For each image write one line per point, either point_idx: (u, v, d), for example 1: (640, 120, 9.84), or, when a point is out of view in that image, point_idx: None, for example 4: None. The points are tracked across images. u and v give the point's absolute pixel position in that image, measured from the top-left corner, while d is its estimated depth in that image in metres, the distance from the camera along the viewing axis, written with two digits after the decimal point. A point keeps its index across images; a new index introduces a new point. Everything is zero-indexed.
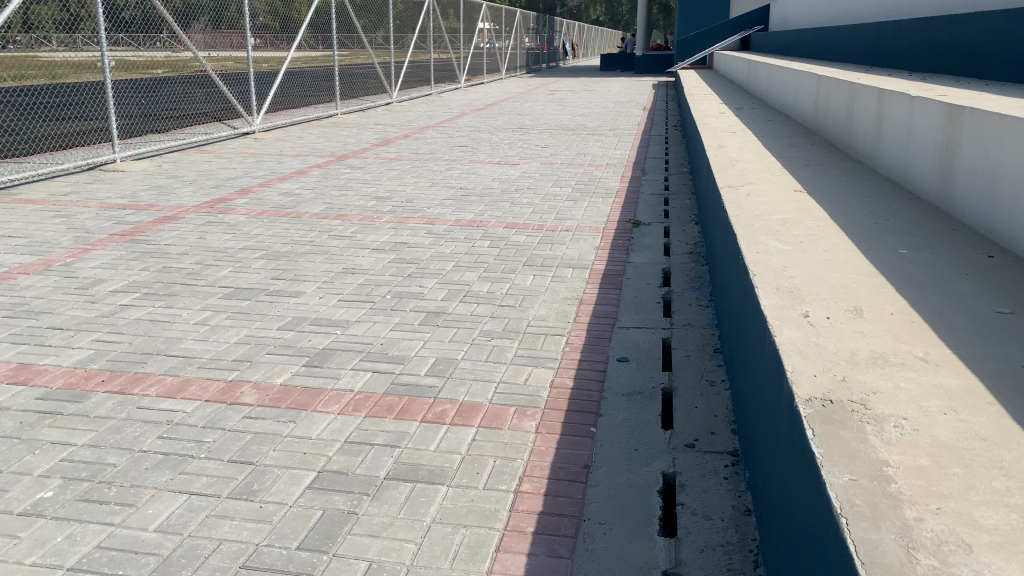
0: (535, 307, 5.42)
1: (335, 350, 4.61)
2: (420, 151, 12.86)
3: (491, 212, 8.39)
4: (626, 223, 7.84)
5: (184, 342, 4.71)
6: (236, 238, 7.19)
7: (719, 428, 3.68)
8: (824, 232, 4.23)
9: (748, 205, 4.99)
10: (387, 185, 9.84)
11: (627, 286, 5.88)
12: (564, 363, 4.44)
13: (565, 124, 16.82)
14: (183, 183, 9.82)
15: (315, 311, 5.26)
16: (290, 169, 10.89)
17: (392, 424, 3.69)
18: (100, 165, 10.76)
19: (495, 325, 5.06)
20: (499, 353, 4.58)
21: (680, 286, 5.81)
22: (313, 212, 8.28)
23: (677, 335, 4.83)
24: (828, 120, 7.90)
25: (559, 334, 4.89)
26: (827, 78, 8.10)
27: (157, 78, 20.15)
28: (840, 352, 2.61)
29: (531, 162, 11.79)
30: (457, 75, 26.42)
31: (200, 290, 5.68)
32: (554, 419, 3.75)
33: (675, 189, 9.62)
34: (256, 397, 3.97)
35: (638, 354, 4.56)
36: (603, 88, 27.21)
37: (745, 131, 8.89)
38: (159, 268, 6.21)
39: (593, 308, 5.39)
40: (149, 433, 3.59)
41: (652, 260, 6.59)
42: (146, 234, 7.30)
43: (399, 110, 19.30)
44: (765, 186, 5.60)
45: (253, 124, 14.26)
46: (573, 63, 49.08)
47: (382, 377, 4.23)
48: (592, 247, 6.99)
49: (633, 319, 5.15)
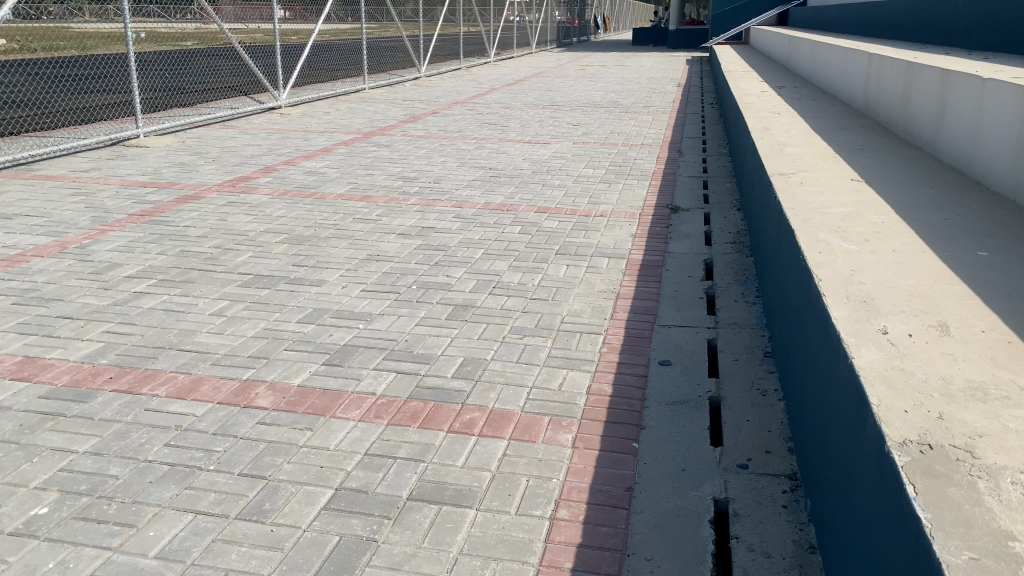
0: (569, 301, 5.10)
1: (357, 346, 4.32)
2: (448, 128, 12.53)
3: (521, 195, 8.05)
4: (664, 209, 7.48)
5: (199, 335, 4.45)
6: (256, 220, 6.93)
7: (774, 447, 3.36)
8: (891, 229, 3.85)
9: (803, 196, 4.61)
10: (414, 164, 9.54)
11: (666, 278, 5.54)
12: (602, 366, 4.13)
13: (597, 101, 16.38)
14: (206, 160, 9.59)
15: (337, 302, 4.98)
16: (315, 147, 10.61)
17: (416, 434, 3.40)
18: (123, 140, 10.56)
19: (527, 321, 4.75)
20: (532, 353, 4.28)
21: (724, 280, 5.45)
22: (337, 193, 8.00)
23: (723, 336, 4.49)
24: (881, 102, 7.45)
25: (596, 333, 4.57)
26: (880, 56, 7.62)
27: (185, 50, 19.97)
28: (931, 380, 2.26)
29: (563, 141, 11.42)
30: (487, 49, 25.96)
31: (218, 277, 5.43)
32: (591, 432, 3.45)
33: (714, 171, 9.20)
34: (271, 400, 3.69)
35: (682, 358, 4.23)
36: (636, 63, 26.61)
37: (790, 112, 8.44)
38: (177, 252, 5.97)
39: (632, 303, 5.06)
40: (155, 440, 3.34)
41: (693, 249, 6.23)
42: (165, 215, 7.06)
43: (427, 84, 18.94)
44: (819, 174, 5.21)
45: (279, 99, 14.01)
46: (604, 36, 48.19)
47: (406, 379, 3.93)
48: (628, 234, 6.65)
49: (675, 316, 4.82)
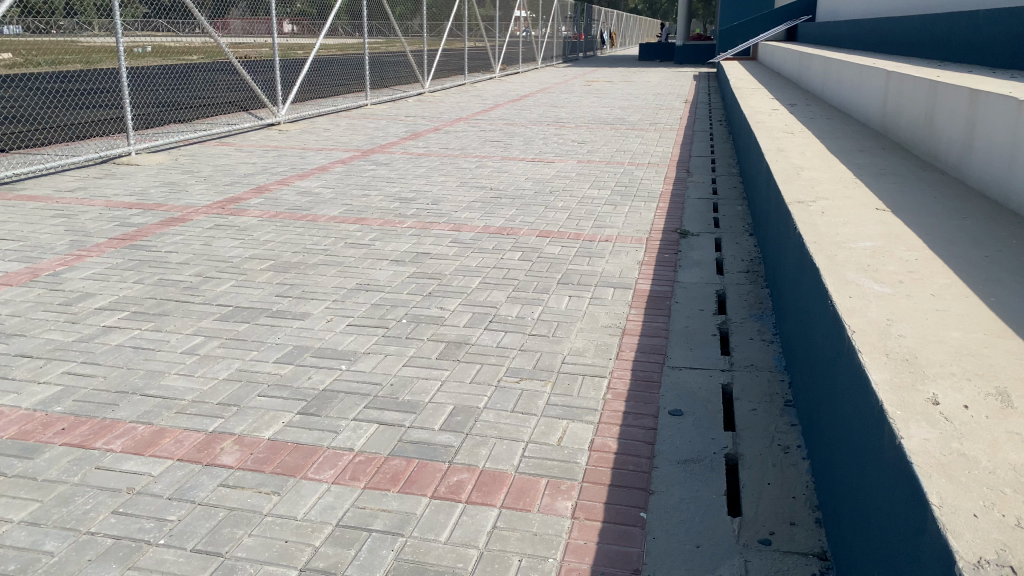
0: (571, 338, 4.71)
1: (337, 392, 3.94)
2: (450, 146, 12.21)
3: (523, 217, 7.70)
4: (672, 233, 7.13)
5: (166, 377, 4.09)
6: (243, 244, 6.58)
7: (799, 517, 2.98)
8: (927, 268, 3.48)
9: (825, 227, 4.23)
10: (412, 184, 9.21)
11: (676, 312, 5.16)
12: (605, 416, 3.75)
13: (603, 117, 16.06)
14: (197, 180, 9.26)
15: (319, 339, 4.61)
16: (311, 165, 10.30)
17: (396, 501, 3.03)
18: (115, 158, 10.26)
19: (524, 361, 4.37)
20: (529, 401, 3.89)
21: (737, 315, 5.07)
22: (330, 215, 7.65)
23: (738, 381, 4.12)
24: (901, 124, 7.09)
25: (599, 376, 4.18)
26: (899, 74, 7.27)
27: (187, 65, 19.76)
28: (1000, 472, 1.89)
29: (567, 159, 11.07)
30: (492, 64, 25.69)
31: (195, 309, 5.07)
32: (594, 499, 3.07)
33: (724, 193, 8.84)
34: (237, 457, 3.32)
35: (694, 407, 3.84)
36: (642, 78, 26.32)
37: (804, 132, 8.08)
38: (155, 281, 5.62)
39: (638, 340, 4.68)
40: (102, 506, 2.96)
41: (704, 279, 5.85)
42: (147, 239, 6.72)
43: (430, 100, 18.66)
44: (840, 202, 4.84)
45: (278, 115, 13.71)
46: (611, 52, 48.04)
47: (389, 431, 3.55)
48: (635, 262, 6.28)
49: (685, 357, 4.44)
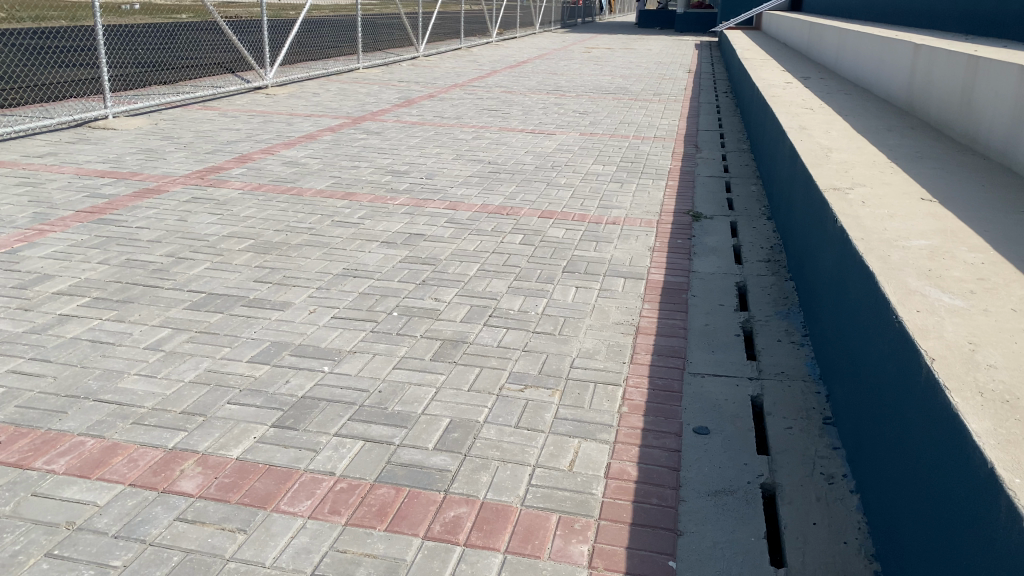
0: (580, 337, 4.25)
1: (318, 400, 3.47)
2: (445, 114, 11.64)
3: (524, 195, 7.20)
4: (683, 215, 6.66)
5: (124, 379, 3.61)
6: (221, 220, 6.08)
7: (854, 570, 2.57)
8: (997, 274, 3.03)
9: (870, 221, 3.76)
10: (405, 155, 8.68)
11: (693, 307, 4.70)
12: (623, 434, 3.31)
13: (605, 87, 15.47)
14: (176, 146, 8.71)
15: (300, 335, 4.13)
16: (298, 133, 9.75)
17: (382, 543, 2.59)
18: (90, 121, 9.67)
19: (529, 364, 3.91)
20: (535, 413, 3.43)
21: (762, 312, 4.63)
22: (316, 189, 7.15)
23: (769, 393, 3.69)
24: (933, 104, 6.61)
25: (613, 384, 3.73)
26: (929, 48, 6.76)
27: (173, 24, 19.01)
28: None
29: (569, 131, 10.54)
30: (489, 29, 24.93)
31: (163, 296, 4.58)
32: (616, 543, 2.64)
33: (736, 171, 8.37)
34: (198, 483, 2.86)
35: (721, 424, 3.41)
36: (643, 47, 25.64)
37: (824, 107, 7.58)
38: (122, 261, 5.12)
39: (654, 340, 4.23)
40: (34, 547, 2.51)
41: (722, 269, 5.40)
42: (117, 213, 6.19)
43: (425, 65, 17.99)
44: (881, 190, 4.37)
45: (265, 78, 13.08)
46: (609, 18, 47.04)
47: (376, 451, 3.10)
48: (645, 247, 5.81)
49: (707, 361, 3.99)
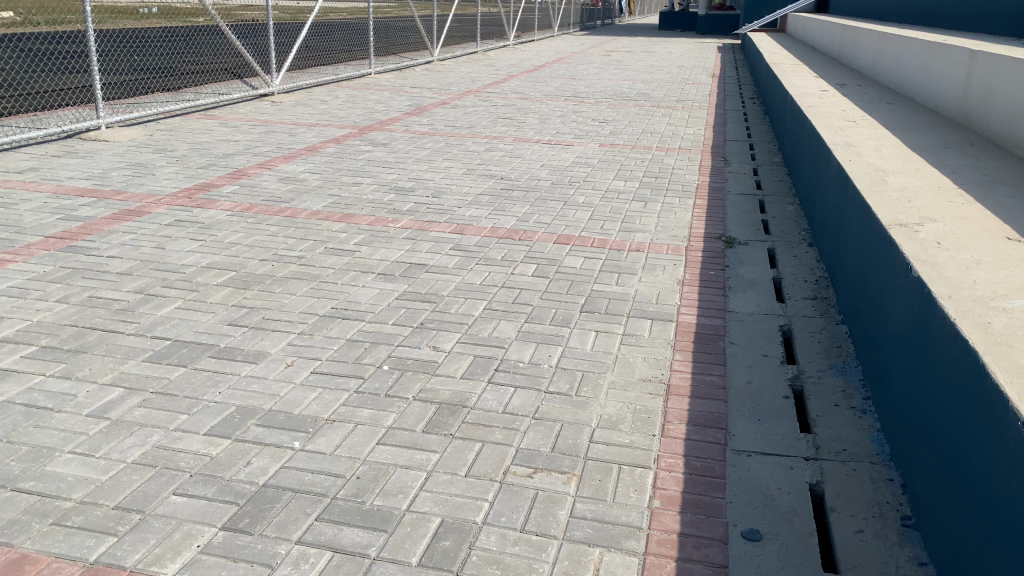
0: (600, 400, 3.61)
1: (283, 491, 2.87)
2: (456, 123, 11.05)
3: (538, 217, 6.59)
4: (715, 241, 6.01)
5: (53, 460, 3.01)
6: (203, 248, 5.50)
7: None
8: None
9: (954, 270, 3.11)
10: (411, 170, 8.10)
11: (733, 358, 4.06)
12: (655, 540, 2.67)
13: (626, 93, 14.82)
14: (168, 160, 8.17)
15: (272, 398, 3.52)
16: (300, 145, 9.20)
17: None
18: (82, 132, 9.16)
19: (541, 437, 3.27)
20: (548, 511, 2.79)
21: (813, 367, 3.98)
22: (312, 210, 6.56)
23: (831, 480, 3.05)
24: (995, 118, 5.89)
25: (641, 467, 3.09)
26: (987, 55, 6.05)
27: (182, 30, 18.62)
28: None
29: (588, 142, 9.92)
30: (507, 32, 24.37)
31: (121, 345, 3.99)
32: None
33: (770, 188, 7.72)
34: None
35: (775, 526, 2.78)
36: (664, 50, 24.96)
37: (869, 119, 6.89)
38: (82, 299, 4.54)
39: (689, 404, 3.59)
40: None
41: (762, 307, 4.74)
42: (90, 239, 5.63)
43: (439, 69, 17.44)
44: (957, 227, 3.71)
45: (270, 85, 12.56)
46: (629, 21, 46.38)
47: (346, 569, 2.49)
48: (674, 280, 5.17)
49: (754, 435, 3.34)
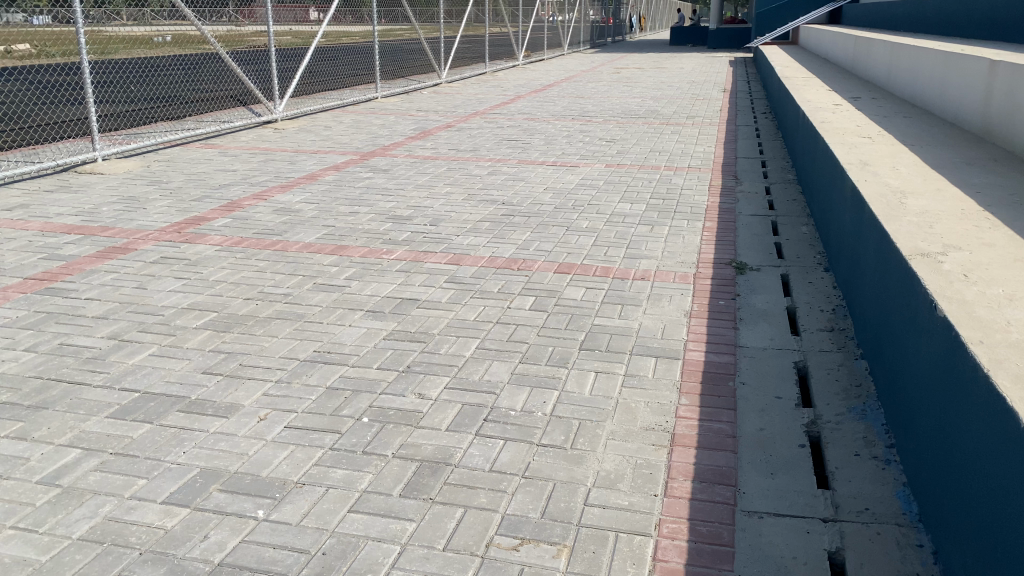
0: (597, 453, 3.31)
1: (240, 571, 2.59)
2: (460, 146, 10.83)
3: (539, 244, 6.30)
4: (725, 267, 5.70)
5: None
6: (186, 287, 5.26)
7: None
8: None
9: (984, 309, 2.79)
10: (411, 197, 7.85)
11: (743, 401, 3.74)
12: None
13: (635, 110, 14.55)
14: (162, 192, 7.98)
15: (239, 457, 3.25)
16: (299, 173, 8.99)
17: None
18: (77, 165, 9.00)
19: (530, 500, 2.97)
20: None
21: (830, 410, 3.65)
22: (303, 242, 6.32)
23: (852, 547, 2.72)
24: (1019, 131, 5.56)
25: (641, 536, 2.78)
26: (1009, 65, 5.73)
27: (188, 58, 18.57)
28: None
29: (595, 163, 9.65)
30: (516, 51, 24.19)
31: (85, 399, 3.73)
32: None
33: (783, 208, 7.40)
34: None
35: None
36: (675, 65, 24.70)
37: (885, 135, 6.57)
38: (53, 347, 4.30)
39: (696, 457, 3.27)
40: None
41: (775, 341, 4.42)
42: (70, 279, 5.40)
43: (446, 91, 17.27)
44: (984, 256, 3.39)
45: (274, 111, 12.39)
46: (640, 36, 46.24)
47: None
48: (681, 312, 4.86)
49: (767, 493, 3.02)
